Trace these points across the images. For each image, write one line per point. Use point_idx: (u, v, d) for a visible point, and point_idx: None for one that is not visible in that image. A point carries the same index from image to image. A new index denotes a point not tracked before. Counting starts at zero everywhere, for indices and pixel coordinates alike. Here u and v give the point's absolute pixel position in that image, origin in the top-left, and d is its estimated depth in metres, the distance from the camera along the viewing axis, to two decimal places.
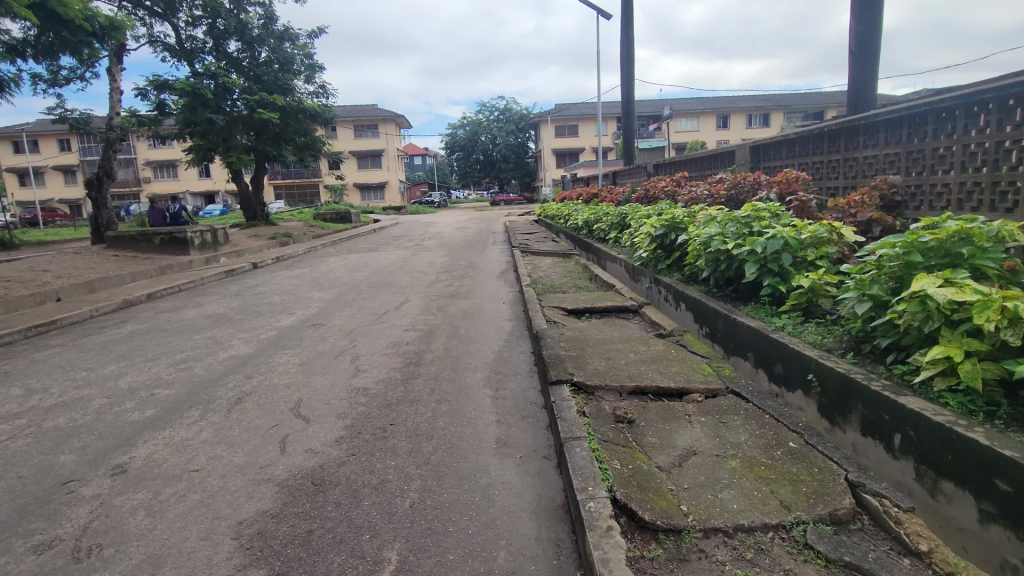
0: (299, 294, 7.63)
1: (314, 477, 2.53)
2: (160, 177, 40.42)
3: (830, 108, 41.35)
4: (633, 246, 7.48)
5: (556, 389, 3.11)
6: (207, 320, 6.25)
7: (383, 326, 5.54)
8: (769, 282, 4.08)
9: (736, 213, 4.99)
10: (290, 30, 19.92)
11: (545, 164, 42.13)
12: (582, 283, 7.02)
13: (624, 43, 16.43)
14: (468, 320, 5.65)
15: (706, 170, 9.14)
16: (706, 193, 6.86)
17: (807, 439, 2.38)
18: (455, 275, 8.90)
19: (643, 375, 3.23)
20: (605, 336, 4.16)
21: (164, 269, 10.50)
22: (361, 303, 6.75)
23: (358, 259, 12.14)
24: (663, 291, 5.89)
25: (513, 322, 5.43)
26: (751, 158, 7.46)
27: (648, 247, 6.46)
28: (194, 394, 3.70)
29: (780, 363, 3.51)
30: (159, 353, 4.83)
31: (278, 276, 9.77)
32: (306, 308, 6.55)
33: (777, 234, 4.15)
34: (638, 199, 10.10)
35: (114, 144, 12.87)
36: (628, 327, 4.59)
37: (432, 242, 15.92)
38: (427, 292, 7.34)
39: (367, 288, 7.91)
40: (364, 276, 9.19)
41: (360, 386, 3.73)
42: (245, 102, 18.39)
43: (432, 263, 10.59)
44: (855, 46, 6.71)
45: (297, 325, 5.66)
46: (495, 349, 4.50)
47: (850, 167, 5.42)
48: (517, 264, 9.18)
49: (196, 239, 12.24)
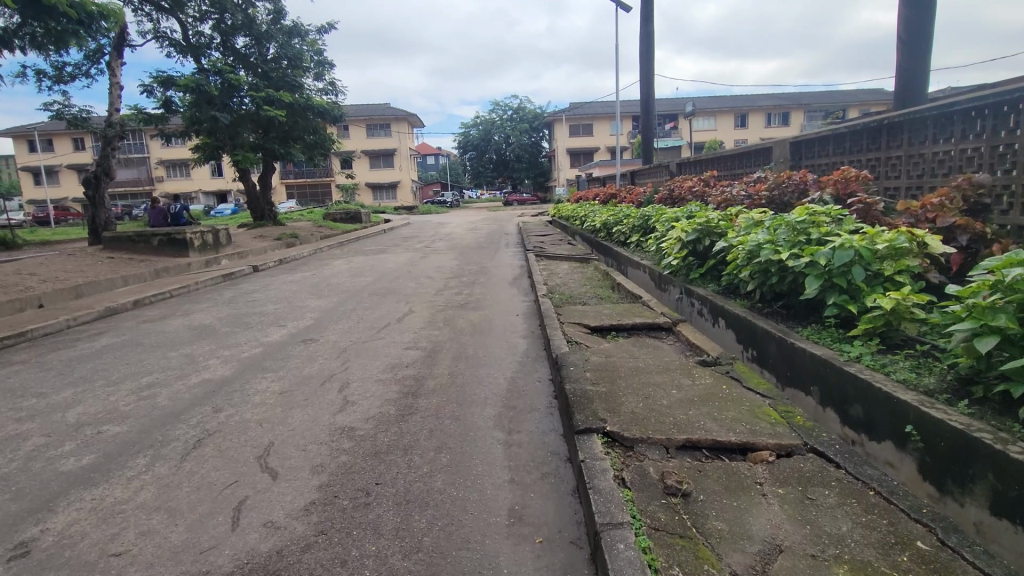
0: (295, 302, 7.05)
1: (267, 571, 1.91)
2: (173, 176, 40.34)
3: (852, 107, 40.23)
4: (659, 252, 6.82)
5: (585, 441, 2.47)
6: (190, 332, 5.67)
7: (381, 343, 4.91)
8: (836, 300, 3.40)
9: (787, 217, 4.32)
10: (299, 26, 19.39)
11: (559, 163, 41.44)
12: (604, 293, 6.39)
13: (644, 37, 15.74)
14: (478, 336, 5.01)
15: (737, 168, 8.45)
16: (743, 195, 6.19)
17: (940, 536, 1.71)
18: (465, 281, 8.29)
19: (694, 423, 2.57)
20: (639, 364, 3.51)
21: (159, 272, 10.00)
22: (361, 314, 6.13)
23: (365, 262, 11.55)
24: (697, 303, 5.25)
25: (528, 341, 4.78)
26: (791, 156, 6.77)
27: (678, 253, 5.81)
28: (147, 433, 3.09)
29: (858, 404, 2.84)
30: (125, 375, 4.25)
31: (278, 281, 9.22)
32: (299, 319, 5.96)
33: (845, 243, 3.47)
34: (662, 200, 9.41)
35: (113, 141, 12.39)
36: (664, 351, 3.95)
37: (442, 244, 15.31)
38: (433, 302, 6.72)
39: (369, 295, 7.32)
40: (368, 282, 8.61)
41: (345, 425, 3.10)
42: (252, 99, 17.91)
43: (441, 268, 9.97)
44: (904, 33, 5.96)
45: (285, 341, 5.05)
46: (507, 376, 3.86)
47: (915, 164, 4.75)
48: (532, 270, 8.55)
49: (195, 240, 11.74)
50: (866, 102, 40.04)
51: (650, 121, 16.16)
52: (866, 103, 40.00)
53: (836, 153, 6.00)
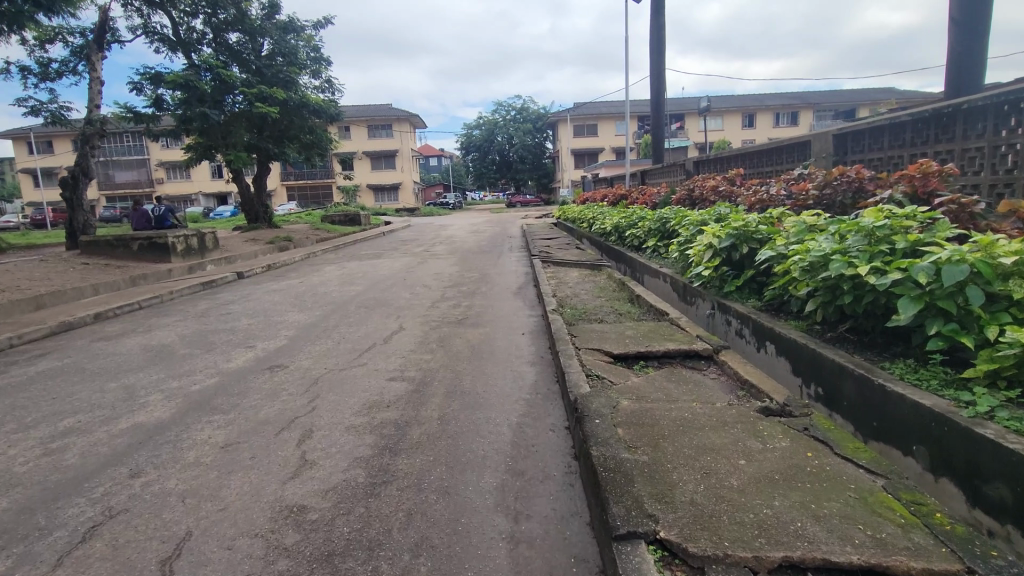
0: (274, 316, 6.27)
1: None
2: (172, 177, 39.74)
3: (863, 107, 39.37)
4: (684, 260, 6.01)
5: (627, 557, 1.67)
6: (143, 354, 4.86)
7: (361, 372, 4.11)
8: (944, 330, 2.61)
9: (859, 220, 3.53)
10: (294, 21, 18.66)
11: (563, 164, 40.61)
12: (622, 307, 5.60)
13: (655, 30, 14.94)
14: (476, 363, 4.20)
15: (766, 165, 7.66)
16: (782, 197, 5.43)
17: None
18: (465, 291, 7.51)
19: (786, 523, 1.77)
20: (682, 412, 2.71)
21: (136, 280, 9.22)
22: (344, 332, 5.32)
23: (358, 269, 10.76)
24: (737, 322, 4.47)
25: (538, 370, 3.96)
26: (834, 149, 5.96)
27: (710, 263, 5.03)
28: (26, 516, 2.28)
29: (1002, 482, 2.02)
30: (42, 415, 3.44)
31: (262, 289, 8.45)
32: (273, 338, 5.17)
33: (954, 255, 2.69)
34: (682, 202, 8.62)
35: (92, 139, 11.59)
36: (711, 392, 3.14)
37: (443, 248, 14.51)
38: (428, 317, 5.92)
39: (357, 308, 6.54)
40: (359, 291, 7.84)
41: (293, 504, 2.30)
42: (244, 97, 17.00)
43: (440, 275, 9.17)
44: (958, 10, 5.10)
45: (249, 368, 4.24)
46: (513, 424, 3.06)
47: (1007, 159, 4.05)
48: (538, 277, 7.76)
49: (178, 245, 11.00)
50: (877, 101, 39.06)
51: (660, 120, 15.39)
52: (878, 102, 39.03)
53: (894, 146, 5.20)
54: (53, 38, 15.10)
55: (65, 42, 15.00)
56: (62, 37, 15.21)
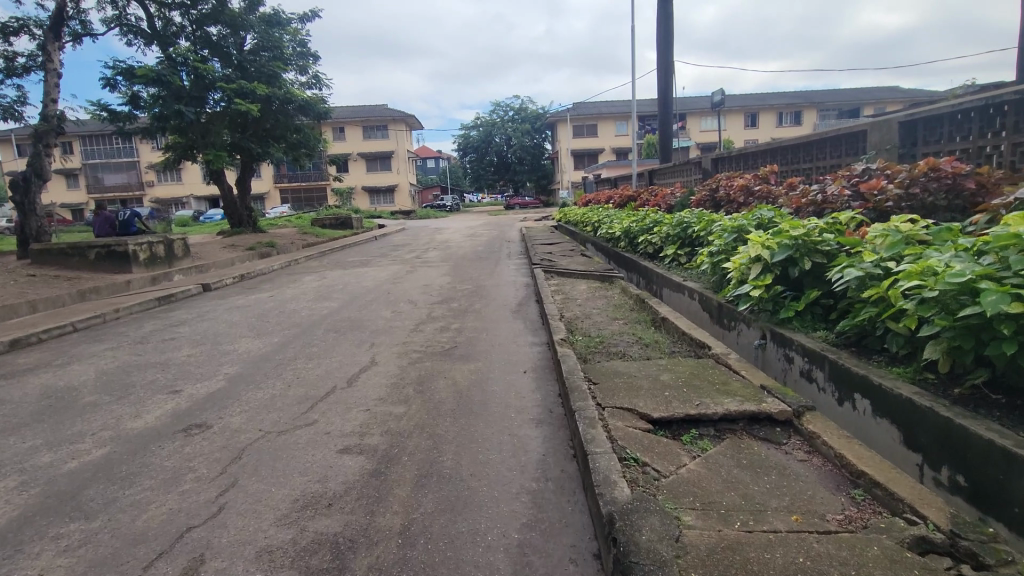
0: (223, 344, 5.19)
1: None
2: (163, 180, 38.74)
3: (868, 106, 38.44)
4: (717, 274, 4.99)
5: None
6: (36, 402, 3.77)
7: (305, 436, 3.01)
8: None
9: (1006, 230, 2.52)
10: (279, 14, 17.62)
11: (563, 165, 39.56)
12: (646, 334, 4.55)
13: (663, 21, 13.96)
14: (463, 421, 3.13)
15: (804, 160, 6.66)
16: (846, 198, 4.41)
17: None
18: (456, 309, 6.45)
19: None
20: (792, 556, 1.66)
21: (85, 294, 8.15)
22: (300, 370, 4.23)
23: (340, 279, 9.68)
24: (805, 360, 3.45)
25: (547, 435, 2.90)
26: (900, 140, 4.98)
27: (760, 281, 4.01)
28: None
29: None
30: None
31: (224, 306, 7.39)
32: (209, 379, 4.09)
33: None
34: (703, 204, 7.59)
35: (46, 137, 10.48)
36: (811, 493, 2.10)
37: (437, 254, 13.43)
38: (407, 347, 4.82)
39: (325, 332, 5.47)
40: (334, 308, 6.77)
41: None
42: (223, 94, 15.92)
43: (429, 287, 8.11)
44: None
45: (156, 430, 3.15)
46: (513, 549, 1.99)
47: None
48: (542, 292, 6.72)
49: (141, 254, 9.93)
50: (883, 100, 38.15)
51: (667, 116, 14.36)
52: (883, 101, 38.08)
53: (989, 133, 4.22)
54: (17, 31, 14.01)
55: (30, 35, 13.92)
56: (28, 30, 14.13)
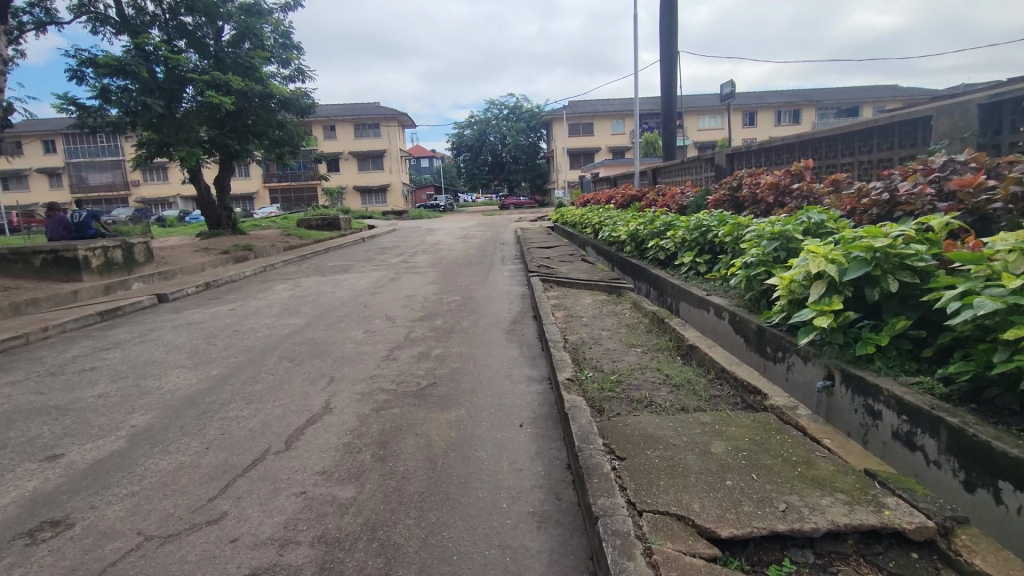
0: (149, 378, 4.22)
1: None
2: (149, 179, 37.57)
3: (868, 105, 37.67)
4: (757, 290, 4.03)
5: None
6: None
7: (199, 548, 2.05)
8: None
9: None
10: (260, 3, 16.60)
11: (558, 164, 38.70)
12: (672, 370, 3.57)
13: (666, 10, 13.01)
14: (432, 519, 2.17)
15: (840, 153, 5.74)
16: (929, 196, 3.45)
17: None
18: (440, 327, 5.50)
19: None
20: None
21: (18, 306, 7.17)
22: (229, 421, 3.25)
23: (315, 288, 8.71)
24: (903, 421, 2.49)
25: (554, 554, 1.94)
26: (981, 127, 4.07)
27: (826, 305, 3.04)
28: None
29: None
30: None
31: (174, 322, 6.41)
32: (105, 436, 3.10)
33: None
34: (722, 205, 6.65)
35: None
36: None
37: (426, 258, 12.44)
38: (375, 385, 3.83)
39: (277, 361, 4.49)
40: (298, 326, 5.80)
41: None
42: (196, 87, 14.78)
43: (411, 299, 7.14)
44: None
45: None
46: None
47: None
48: (541, 307, 5.77)
49: (93, 260, 8.94)
50: (883, 98, 37.37)
51: (670, 112, 13.46)
52: (883, 99, 37.29)
53: None
54: None
55: None
56: None
